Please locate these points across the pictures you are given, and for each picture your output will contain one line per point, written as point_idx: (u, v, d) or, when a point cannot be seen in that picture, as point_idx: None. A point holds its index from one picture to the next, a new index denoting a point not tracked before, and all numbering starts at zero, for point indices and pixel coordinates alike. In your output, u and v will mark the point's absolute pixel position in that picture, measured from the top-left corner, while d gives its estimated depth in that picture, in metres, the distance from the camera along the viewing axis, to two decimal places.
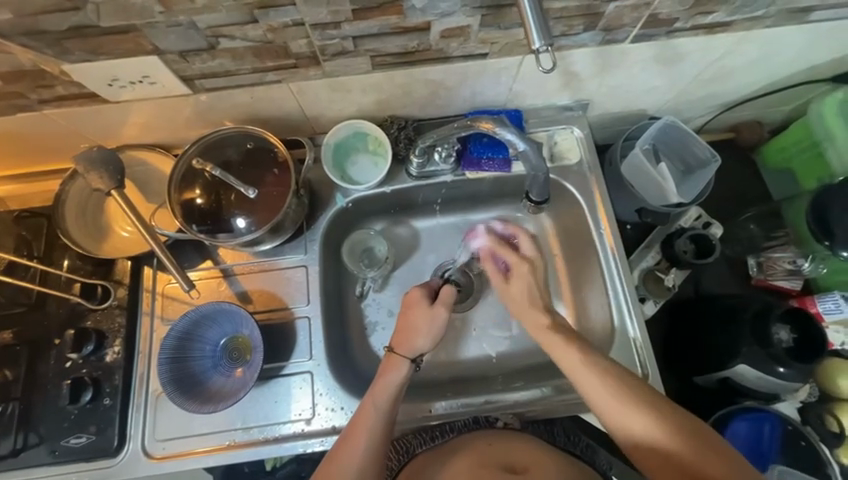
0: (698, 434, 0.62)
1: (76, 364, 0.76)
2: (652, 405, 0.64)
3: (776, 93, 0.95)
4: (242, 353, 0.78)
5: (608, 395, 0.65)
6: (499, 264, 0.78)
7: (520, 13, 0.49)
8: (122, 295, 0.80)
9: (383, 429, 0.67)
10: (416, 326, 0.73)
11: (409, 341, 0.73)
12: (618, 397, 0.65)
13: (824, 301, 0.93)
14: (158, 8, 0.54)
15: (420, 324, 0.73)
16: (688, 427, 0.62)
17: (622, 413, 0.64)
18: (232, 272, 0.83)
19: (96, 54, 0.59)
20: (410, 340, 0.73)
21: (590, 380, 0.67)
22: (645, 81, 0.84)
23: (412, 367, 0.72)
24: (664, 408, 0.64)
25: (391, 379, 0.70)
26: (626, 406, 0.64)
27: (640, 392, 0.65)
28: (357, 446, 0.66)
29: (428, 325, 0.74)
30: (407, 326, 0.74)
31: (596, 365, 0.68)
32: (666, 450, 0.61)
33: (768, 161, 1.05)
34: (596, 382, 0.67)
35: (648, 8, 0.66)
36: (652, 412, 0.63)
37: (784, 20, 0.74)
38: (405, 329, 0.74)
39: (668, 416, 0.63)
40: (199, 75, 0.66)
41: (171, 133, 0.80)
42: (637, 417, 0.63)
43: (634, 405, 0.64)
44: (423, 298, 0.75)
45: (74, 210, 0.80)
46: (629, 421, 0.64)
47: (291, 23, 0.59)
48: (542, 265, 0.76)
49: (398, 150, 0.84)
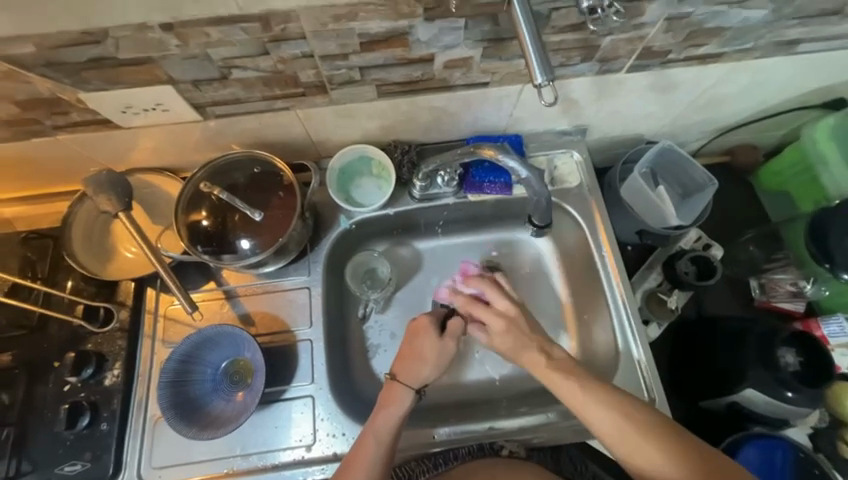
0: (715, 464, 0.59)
1: (75, 387, 0.75)
2: (664, 435, 0.61)
3: (769, 119, 0.97)
4: (243, 376, 0.77)
5: (619, 429, 0.62)
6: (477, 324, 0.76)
7: (521, 48, 0.51)
8: (124, 317, 0.79)
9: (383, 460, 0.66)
10: (422, 355, 0.73)
11: (415, 369, 0.72)
12: (627, 430, 0.62)
13: (828, 324, 0.92)
14: (174, 42, 0.56)
15: (428, 354, 0.73)
16: (705, 458, 0.59)
17: (633, 447, 0.61)
18: (235, 293, 0.83)
19: (112, 83, 0.61)
20: (416, 369, 0.72)
21: (598, 415, 0.64)
22: (641, 108, 0.87)
23: (415, 396, 0.71)
24: (679, 437, 0.61)
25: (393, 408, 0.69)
26: (639, 438, 0.61)
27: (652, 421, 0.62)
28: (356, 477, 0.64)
29: (433, 354, 0.73)
30: (413, 353, 0.73)
31: (605, 398, 0.64)
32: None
33: (765, 183, 1.06)
34: (603, 412, 0.64)
35: (643, 41, 0.69)
36: (667, 441, 0.61)
37: (773, 51, 0.77)
38: (413, 357, 0.73)
39: (682, 447, 0.60)
40: (211, 103, 0.68)
41: (180, 157, 0.82)
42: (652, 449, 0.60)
43: (645, 437, 0.61)
44: (433, 326, 0.74)
45: (81, 232, 0.81)
46: (641, 454, 0.61)
47: (301, 55, 0.61)
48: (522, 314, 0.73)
49: (401, 174, 0.86)
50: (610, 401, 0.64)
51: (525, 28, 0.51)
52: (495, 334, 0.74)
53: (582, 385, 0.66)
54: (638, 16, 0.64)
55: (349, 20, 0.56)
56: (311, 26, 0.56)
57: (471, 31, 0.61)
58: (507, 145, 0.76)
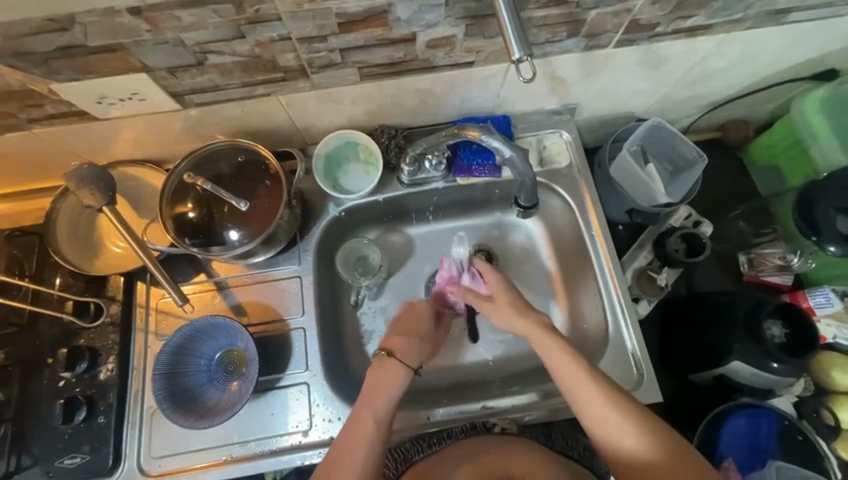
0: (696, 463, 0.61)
1: (70, 382, 0.76)
2: (651, 426, 0.63)
3: (760, 92, 0.96)
4: (237, 366, 0.78)
5: (610, 420, 0.64)
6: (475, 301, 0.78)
7: (499, 25, 0.49)
8: (115, 312, 0.79)
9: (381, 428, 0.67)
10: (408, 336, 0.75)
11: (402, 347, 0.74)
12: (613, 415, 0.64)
13: (815, 295, 0.93)
14: (145, 27, 0.54)
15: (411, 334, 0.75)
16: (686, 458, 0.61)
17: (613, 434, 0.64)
18: (226, 285, 0.83)
19: (84, 72, 0.59)
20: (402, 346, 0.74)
21: (593, 408, 0.65)
22: (630, 84, 0.86)
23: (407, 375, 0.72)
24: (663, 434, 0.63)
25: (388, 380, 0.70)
26: (621, 428, 0.63)
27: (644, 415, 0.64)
28: (359, 446, 0.65)
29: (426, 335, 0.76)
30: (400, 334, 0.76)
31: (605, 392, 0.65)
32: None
33: (757, 158, 1.06)
34: (591, 393, 0.66)
35: (629, 14, 0.67)
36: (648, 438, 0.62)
37: (762, 22, 0.75)
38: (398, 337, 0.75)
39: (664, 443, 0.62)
40: (189, 91, 0.67)
41: (162, 148, 0.80)
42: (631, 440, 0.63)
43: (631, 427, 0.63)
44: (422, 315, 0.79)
45: (66, 228, 0.80)
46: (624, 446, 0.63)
47: (278, 38, 0.59)
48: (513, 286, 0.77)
49: (389, 159, 0.85)
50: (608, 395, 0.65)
51: (502, 1, 0.49)
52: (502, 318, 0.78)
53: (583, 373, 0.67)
54: None
55: None
56: (286, 6, 0.54)
57: (453, 8, 0.59)
58: (491, 125, 0.75)
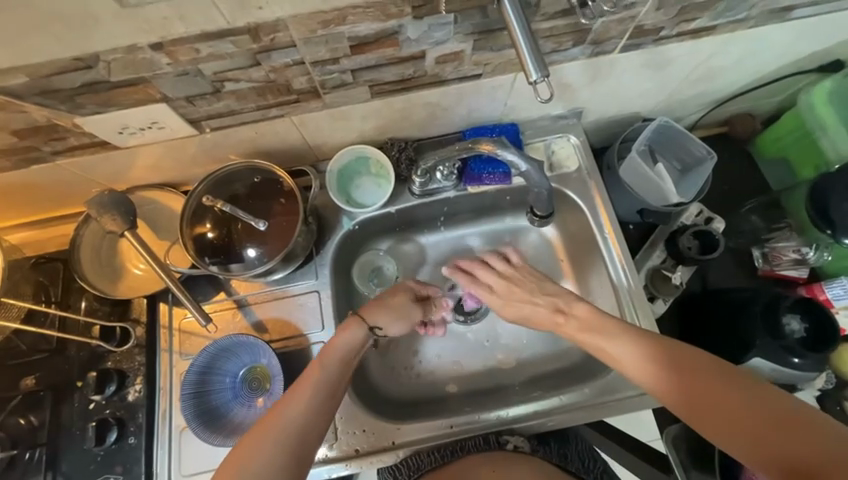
0: (795, 416, 0.52)
1: (100, 404, 0.77)
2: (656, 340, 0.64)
3: (765, 86, 0.96)
4: (261, 383, 0.79)
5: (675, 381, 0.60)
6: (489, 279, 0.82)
7: (514, 45, 0.50)
8: (141, 333, 0.81)
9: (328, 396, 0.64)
10: (387, 306, 0.78)
11: (374, 311, 0.76)
12: (675, 378, 0.60)
13: (833, 288, 0.93)
14: (166, 60, 0.56)
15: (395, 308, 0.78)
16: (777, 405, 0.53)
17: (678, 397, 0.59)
18: (246, 302, 0.85)
19: (106, 106, 0.61)
20: (376, 312, 0.76)
21: (659, 381, 0.61)
22: (636, 85, 0.86)
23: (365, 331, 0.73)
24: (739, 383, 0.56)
25: (346, 344, 0.70)
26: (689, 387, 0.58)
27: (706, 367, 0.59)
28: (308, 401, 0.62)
29: (401, 307, 0.79)
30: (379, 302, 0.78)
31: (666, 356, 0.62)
32: (756, 436, 0.53)
33: (765, 152, 1.06)
34: (648, 360, 0.63)
35: (634, 20, 0.68)
36: (716, 385, 0.57)
37: (766, 20, 0.76)
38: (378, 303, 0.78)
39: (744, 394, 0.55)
40: (206, 116, 0.68)
41: (179, 171, 0.82)
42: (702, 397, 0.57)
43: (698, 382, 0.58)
44: (401, 295, 0.80)
45: (89, 253, 0.82)
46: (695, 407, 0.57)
47: (292, 63, 0.60)
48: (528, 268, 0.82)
49: (400, 171, 0.86)
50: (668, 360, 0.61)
51: (517, 20, 0.50)
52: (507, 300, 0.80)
53: (640, 351, 0.64)
54: None
55: (338, 24, 0.55)
56: (300, 33, 0.56)
57: (461, 25, 0.60)
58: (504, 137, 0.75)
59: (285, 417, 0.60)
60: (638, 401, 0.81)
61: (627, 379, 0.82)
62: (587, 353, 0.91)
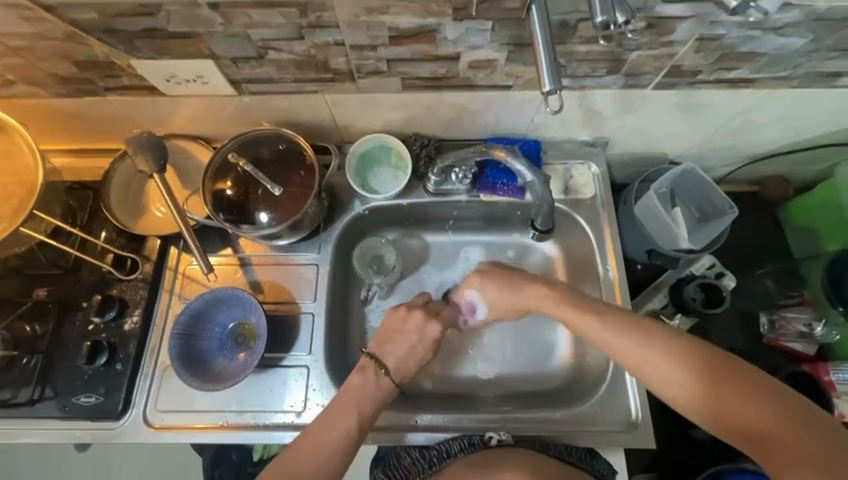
0: (765, 389, 0.55)
1: (98, 328, 0.82)
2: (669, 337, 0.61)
3: (803, 151, 0.94)
4: (247, 339, 0.82)
5: (659, 357, 0.60)
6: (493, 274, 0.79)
7: (534, 56, 0.51)
8: (147, 270, 0.86)
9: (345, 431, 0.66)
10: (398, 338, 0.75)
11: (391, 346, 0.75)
12: (662, 357, 0.60)
13: (838, 371, 0.89)
14: (219, 20, 0.60)
15: (404, 342, 0.76)
16: (749, 380, 0.55)
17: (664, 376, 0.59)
18: (248, 261, 0.89)
19: (160, 53, 0.66)
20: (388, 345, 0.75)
21: (644, 361, 0.61)
22: (667, 125, 0.86)
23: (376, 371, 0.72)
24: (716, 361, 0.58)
25: (360, 391, 0.70)
26: (672, 365, 0.59)
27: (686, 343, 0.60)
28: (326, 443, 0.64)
29: (418, 338, 0.76)
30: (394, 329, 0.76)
31: (652, 336, 0.62)
32: (729, 411, 0.55)
33: (792, 217, 1.02)
34: (634, 339, 0.62)
35: (672, 58, 0.68)
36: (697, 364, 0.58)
37: (811, 82, 0.74)
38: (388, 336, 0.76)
39: (724, 371, 0.57)
40: (246, 80, 0.73)
41: (214, 128, 0.87)
42: (683, 373, 0.58)
43: (680, 357, 0.59)
44: (416, 316, 0.77)
45: (118, 188, 0.88)
46: (676, 385, 0.59)
47: (333, 43, 0.64)
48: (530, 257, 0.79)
49: (418, 166, 0.89)
50: (653, 337, 0.62)
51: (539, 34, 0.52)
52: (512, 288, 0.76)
53: (623, 331, 0.63)
54: (669, 34, 0.64)
55: (381, 13, 0.59)
56: (344, 16, 0.59)
57: (498, 34, 0.62)
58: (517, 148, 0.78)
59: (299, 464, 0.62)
60: (609, 439, 0.79)
61: (602, 414, 0.81)
62: (567, 381, 0.90)
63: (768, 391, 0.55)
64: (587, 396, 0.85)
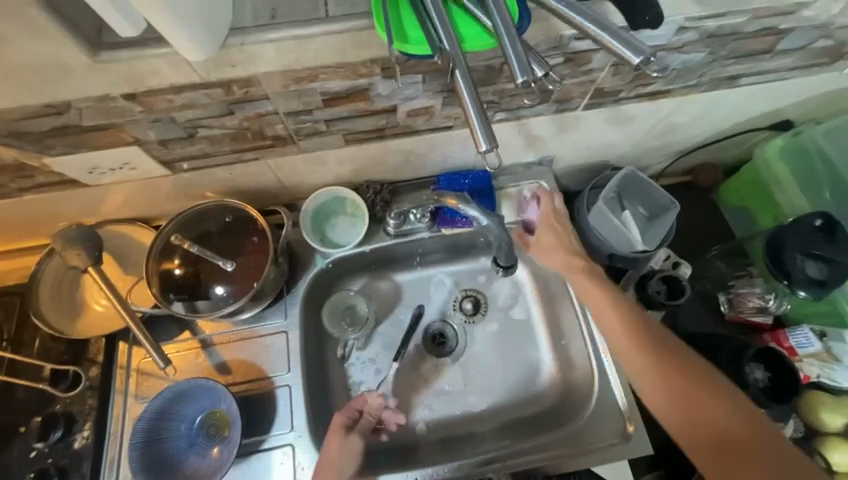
0: (746, 414, 0.59)
1: (42, 453, 0.73)
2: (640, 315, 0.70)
3: (724, 141, 1.02)
4: (220, 429, 0.76)
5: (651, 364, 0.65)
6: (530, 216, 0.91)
7: (461, 110, 0.42)
8: (95, 374, 0.77)
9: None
10: (326, 463, 0.71)
11: (328, 475, 0.70)
12: (660, 375, 0.64)
13: (795, 335, 0.95)
14: (138, 108, 0.57)
15: (337, 456, 0.72)
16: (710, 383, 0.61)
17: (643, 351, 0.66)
18: (210, 342, 0.83)
19: (76, 147, 0.62)
20: (325, 476, 0.70)
21: (630, 350, 0.67)
22: (602, 138, 0.91)
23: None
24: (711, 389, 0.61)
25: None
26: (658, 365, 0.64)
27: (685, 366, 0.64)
28: None
29: (342, 458, 0.72)
30: (326, 458, 0.71)
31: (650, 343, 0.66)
32: (720, 432, 0.58)
33: (728, 198, 1.10)
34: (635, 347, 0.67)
35: (594, 83, 0.73)
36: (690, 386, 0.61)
37: (716, 85, 0.82)
38: (323, 463, 0.71)
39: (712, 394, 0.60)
40: (179, 158, 0.69)
41: (151, 207, 0.82)
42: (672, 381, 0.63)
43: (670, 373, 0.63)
44: (332, 438, 0.73)
45: (50, 288, 0.80)
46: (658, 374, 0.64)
47: (265, 113, 0.62)
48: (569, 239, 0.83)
49: (375, 212, 0.88)
50: (654, 349, 0.66)
51: (463, 84, 0.42)
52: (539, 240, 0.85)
53: (627, 328, 0.68)
54: (586, 63, 0.68)
55: (310, 81, 0.58)
56: (272, 88, 0.58)
57: (429, 84, 0.64)
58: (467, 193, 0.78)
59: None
60: (610, 452, 0.80)
61: (598, 427, 0.82)
62: (559, 398, 0.90)
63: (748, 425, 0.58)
64: (581, 411, 0.85)
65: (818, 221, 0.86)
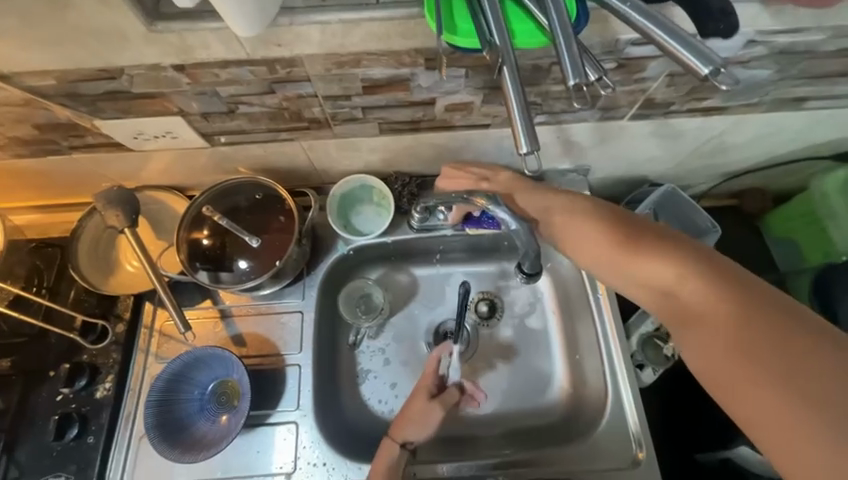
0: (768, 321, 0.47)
1: (67, 398, 0.77)
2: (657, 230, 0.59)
3: (778, 167, 0.95)
4: (230, 398, 0.78)
5: (669, 274, 0.55)
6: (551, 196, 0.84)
7: (506, 112, 0.40)
8: (120, 330, 0.81)
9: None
10: (418, 419, 0.73)
11: (404, 428, 0.72)
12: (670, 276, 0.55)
13: None
14: (185, 80, 0.58)
15: (416, 414, 0.73)
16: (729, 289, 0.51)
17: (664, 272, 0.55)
18: (229, 313, 0.85)
19: (124, 113, 0.64)
20: (401, 427, 0.72)
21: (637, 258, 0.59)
22: (645, 151, 0.86)
23: (402, 455, 0.71)
24: (741, 287, 0.51)
25: (390, 469, 0.69)
26: (683, 279, 0.54)
27: (714, 268, 0.54)
28: None
29: (422, 415, 0.73)
30: (406, 415, 0.73)
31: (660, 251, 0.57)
32: (738, 344, 0.48)
33: (774, 229, 1.03)
34: (648, 261, 0.57)
35: (645, 93, 0.69)
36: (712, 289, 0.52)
37: (779, 107, 0.76)
38: (401, 416, 0.73)
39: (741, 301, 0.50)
40: (219, 132, 0.71)
41: (187, 177, 0.84)
42: (697, 293, 0.52)
43: (695, 280, 0.53)
44: (417, 399, 0.75)
45: (88, 244, 0.84)
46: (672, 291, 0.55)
47: (305, 95, 0.62)
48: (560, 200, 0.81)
49: (401, 204, 0.87)
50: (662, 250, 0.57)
51: (509, 80, 0.40)
52: None
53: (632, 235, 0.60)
54: (640, 71, 0.65)
55: (352, 66, 0.57)
56: (315, 70, 0.58)
57: (472, 79, 0.62)
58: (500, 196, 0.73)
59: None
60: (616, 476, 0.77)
61: (607, 450, 0.79)
62: (567, 415, 0.87)
63: (794, 327, 0.46)
64: (589, 429, 0.82)
65: None
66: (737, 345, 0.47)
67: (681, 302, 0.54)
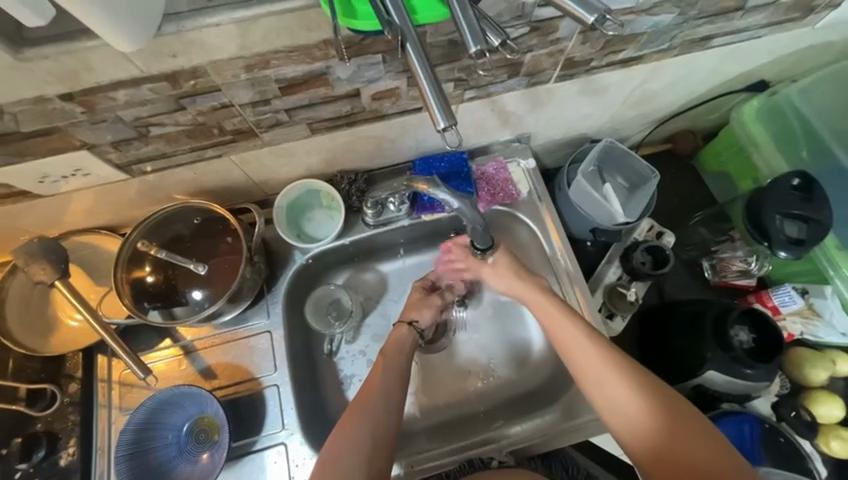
0: (688, 436, 0.60)
1: (27, 474, 0.71)
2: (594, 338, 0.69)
3: (701, 106, 1.01)
4: (209, 434, 0.74)
5: (607, 378, 0.65)
6: (492, 170, 0.91)
7: (419, 92, 0.40)
8: (74, 390, 0.75)
9: (401, 374, 0.74)
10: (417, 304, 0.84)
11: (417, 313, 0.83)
12: (622, 392, 0.64)
13: (779, 294, 0.96)
14: (80, 109, 0.54)
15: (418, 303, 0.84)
16: (652, 394, 0.63)
17: (618, 393, 0.64)
18: (192, 348, 0.81)
19: (20, 156, 0.58)
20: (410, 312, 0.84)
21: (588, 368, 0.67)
22: (577, 111, 0.89)
23: (411, 332, 0.81)
24: (669, 402, 0.63)
25: (398, 343, 0.79)
26: (619, 391, 0.64)
27: (643, 386, 0.64)
28: (378, 379, 0.72)
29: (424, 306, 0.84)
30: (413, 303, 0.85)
31: (592, 341, 0.68)
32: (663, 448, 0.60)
33: (708, 165, 1.10)
34: (593, 364, 0.67)
35: (563, 53, 0.70)
36: (657, 410, 0.62)
37: (688, 48, 0.79)
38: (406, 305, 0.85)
39: (672, 411, 0.62)
40: (136, 160, 0.66)
41: (116, 215, 0.78)
42: (633, 414, 0.63)
43: (634, 401, 0.63)
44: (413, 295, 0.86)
45: (17, 307, 0.77)
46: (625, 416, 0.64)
47: (219, 105, 0.59)
48: (500, 182, 0.91)
49: (351, 203, 0.85)
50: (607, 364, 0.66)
51: (416, 60, 0.40)
52: (496, 191, 0.90)
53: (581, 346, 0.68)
54: (553, 32, 0.65)
55: (262, 68, 0.55)
56: (221, 78, 0.55)
57: (391, 64, 0.60)
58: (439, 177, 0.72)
59: (371, 406, 0.68)
60: (599, 425, 0.81)
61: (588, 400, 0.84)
62: (550, 376, 0.90)
63: (689, 421, 0.61)
64: (571, 385, 0.86)
65: (796, 180, 0.86)
66: (656, 451, 0.61)
67: (627, 425, 0.63)
